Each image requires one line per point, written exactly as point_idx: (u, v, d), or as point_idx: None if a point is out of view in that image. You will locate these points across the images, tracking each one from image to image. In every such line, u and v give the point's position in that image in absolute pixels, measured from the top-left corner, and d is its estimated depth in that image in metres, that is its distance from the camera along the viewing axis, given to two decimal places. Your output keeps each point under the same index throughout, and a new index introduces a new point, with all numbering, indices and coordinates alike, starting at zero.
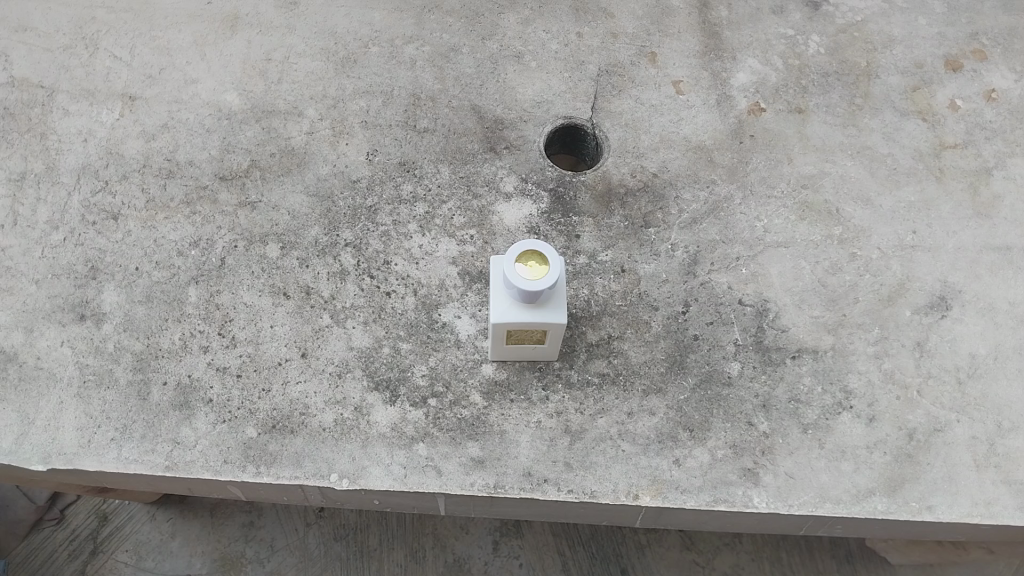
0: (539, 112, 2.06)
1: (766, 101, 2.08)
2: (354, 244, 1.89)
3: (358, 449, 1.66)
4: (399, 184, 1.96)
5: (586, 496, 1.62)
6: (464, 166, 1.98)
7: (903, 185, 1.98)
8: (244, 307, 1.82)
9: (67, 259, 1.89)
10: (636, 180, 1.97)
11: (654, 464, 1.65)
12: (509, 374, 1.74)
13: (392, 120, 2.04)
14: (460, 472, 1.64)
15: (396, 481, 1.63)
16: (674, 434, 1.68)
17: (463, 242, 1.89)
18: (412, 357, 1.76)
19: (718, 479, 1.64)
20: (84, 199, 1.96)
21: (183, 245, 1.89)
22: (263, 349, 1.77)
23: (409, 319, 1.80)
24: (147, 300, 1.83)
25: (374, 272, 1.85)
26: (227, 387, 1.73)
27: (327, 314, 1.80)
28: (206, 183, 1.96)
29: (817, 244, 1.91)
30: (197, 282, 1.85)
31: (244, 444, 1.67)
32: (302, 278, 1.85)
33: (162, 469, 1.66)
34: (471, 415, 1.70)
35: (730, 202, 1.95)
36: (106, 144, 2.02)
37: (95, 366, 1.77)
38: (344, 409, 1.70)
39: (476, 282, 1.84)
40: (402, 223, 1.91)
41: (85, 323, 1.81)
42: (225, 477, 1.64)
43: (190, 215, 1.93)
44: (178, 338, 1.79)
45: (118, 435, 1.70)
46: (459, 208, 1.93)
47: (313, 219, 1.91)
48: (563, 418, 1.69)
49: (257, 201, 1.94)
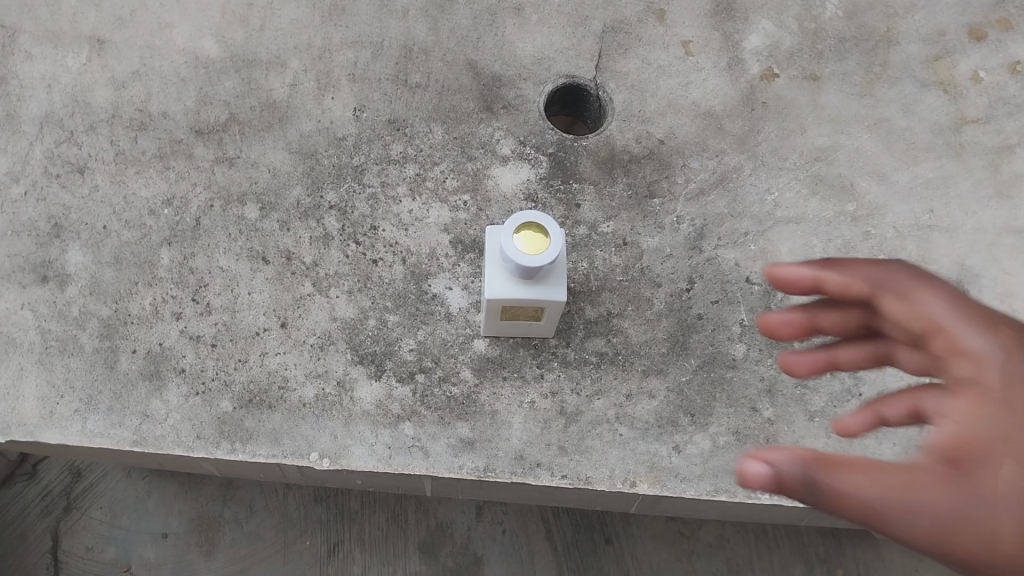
0: (539, 70, 1.99)
1: (779, 66, 2.01)
2: (339, 206, 1.82)
3: (341, 427, 1.63)
4: (389, 144, 1.89)
5: (581, 482, 1.59)
6: (458, 126, 1.92)
7: (921, 161, 1.93)
8: (220, 271, 1.76)
9: (29, 215, 1.82)
10: (641, 146, 1.92)
11: (653, 450, 1.63)
12: (502, 351, 1.70)
13: (383, 74, 1.96)
14: (449, 454, 1.61)
15: (381, 461, 1.60)
16: (674, 418, 1.66)
17: (456, 208, 1.83)
18: (400, 330, 1.71)
19: (719, 468, 1.62)
20: (47, 149, 1.88)
21: (156, 203, 1.83)
22: (241, 317, 1.72)
23: (397, 289, 1.75)
24: (116, 262, 1.77)
25: (360, 238, 1.79)
26: (201, 356, 1.69)
27: (309, 282, 1.75)
28: (181, 137, 1.89)
29: (830, 220, 1.87)
30: (170, 244, 1.79)
31: (218, 420, 1.64)
32: (282, 242, 1.79)
33: (129, 444, 1.63)
34: (462, 393, 1.66)
35: (740, 172, 1.90)
36: (72, 91, 1.93)
37: (58, 333, 1.72)
38: (326, 383, 1.66)
39: (470, 251, 1.79)
40: (391, 185, 1.85)
41: (47, 285, 1.76)
42: (197, 453, 1.61)
43: (163, 171, 1.86)
44: (149, 304, 1.73)
45: (82, 406, 1.66)
46: (452, 171, 1.87)
47: (297, 178, 1.85)
48: (558, 399, 1.66)
49: (235, 157, 1.87)
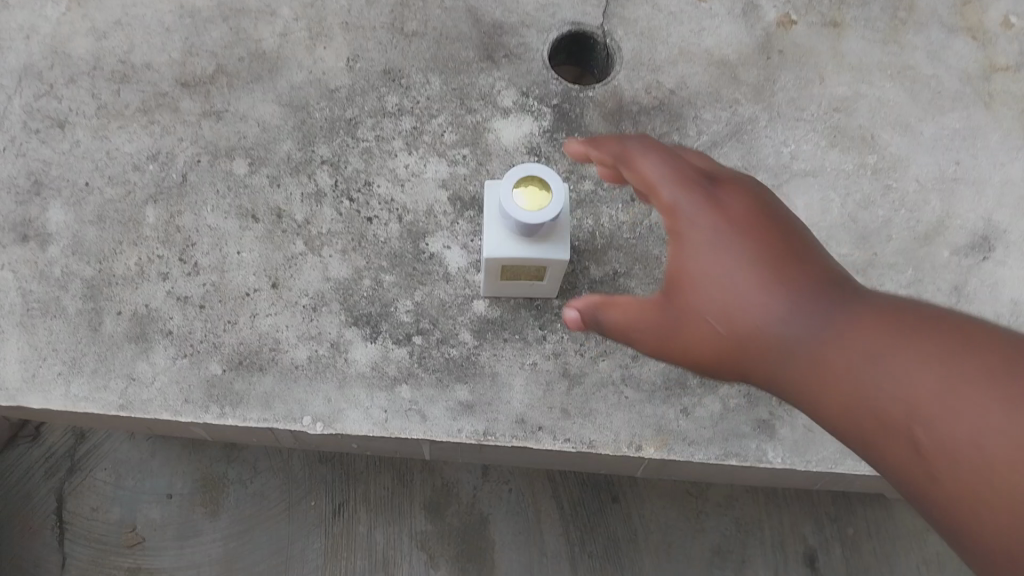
0: (544, 17, 1.92)
1: (798, 13, 1.95)
2: (331, 160, 1.79)
3: (335, 390, 1.61)
4: (384, 96, 1.84)
5: (584, 445, 1.57)
6: (456, 77, 1.86)
7: (948, 110, 1.87)
8: (208, 230, 1.73)
9: (7, 172, 1.79)
10: (651, 96, 1.86)
11: (659, 414, 1.60)
12: (503, 312, 1.67)
13: (378, 22, 1.91)
14: (447, 417, 1.59)
15: (377, 425, 1.58)
16: (683, 380, 1.63)
17: (454, 162, 1.79)
18: (396, 291, 1.68)
19: (729, 432, 1.60)
20: (25, 103, 1.85)
21: (141, 159, 1.79)
22: (229, 277, 1.69)
23: (393, 248, 1.72)
24: (99, 220, 1.75)
25: (353, 194, 1.76)
26: (189, 318, 1.66)
27: (301, 240, 1.72)
28: (166, 89, 1.85)
29: (849, 174, 1.81)
30: (156, 201, 1.76)
31: (206, 383, 1.61)
32: (273, 199, 1.76)
33: (115, 408, 1.60)
34: (461, 355, 1.63)
35: (756, 124, 1.84)
36: (51, 42, 1.90)
37: (40, 294, 1.69)
38: (320, 345, 1.64)
39: (469, 208, 1.75)
40: (386, 139, 1.81)
41: (28, 245, 1.73)
42: (186, 418, 1.59)
43: (147, 125, 1.82)
44: (134, 264, 1.71)
45: (66, 369, 1.64)
46: (451, 124, 1.82)
47: (287, 133, 1.81)
48: (561, 361, 1.63)
49: (223, 111, 1.83)
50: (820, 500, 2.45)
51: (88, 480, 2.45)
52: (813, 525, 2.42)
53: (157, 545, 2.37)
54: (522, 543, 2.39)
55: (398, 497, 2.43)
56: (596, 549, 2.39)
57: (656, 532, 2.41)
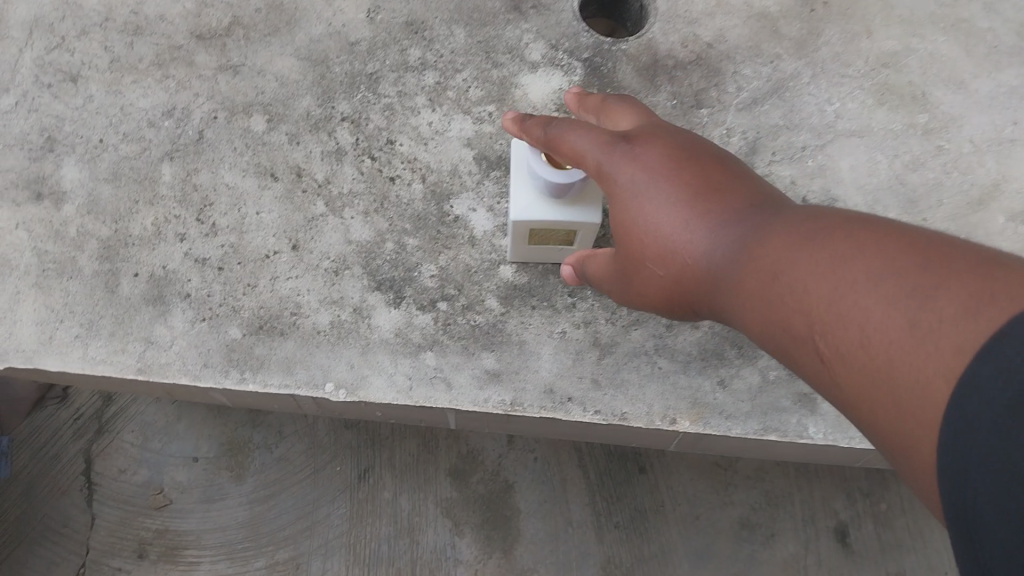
0: None
1: None
2: (351, 117, 1.76)
3: (357, 356, 1.59)
4: (406, 49, 1.81)
5: (616, 418, 1.54)
6: (482, 29, 1.82)
7: (1004, 67, 1.81)
8: (225, 188, 1.72)
9: (20, 128, 1.79)
10: (687, 50, 1.80)
11: (695, 386, 1.58)
12: (531, 278, 1.65)
13: None
14: (473, 386, 1.57)
15: (401, 393, 1.56)
16: (720, 351, 1.60)
17: (480, 119, 1.75)
18: (420, 255, 1.66)
19: (768, 405, 1.57)
20: (37, 56, 1.85)
21: (155, 115, 1.78)
22: (248, 239, 1.68)
23: (416, 211, 1.69)
24: (114, 178, 1.74)
25: (375, 153, 1.74)
26: (207, 281, 1.65)
27: (321, 201, 1.70)
28: (180, 42, 1.84)
29: (897, 133, 1.75)
30: (171, 158, 1.74)
31: (226, 347, 1.61)
32: (293, 158, 1.74)
33: (133, 371, 1.60)
34: (487, 322, 1.61)
35: (797, 80, 1.78)
36: None
37: (56, 254, 1.69)
38: (342, 310, 1.63)
39: (495, 168, 1.72)
40: (409, 95, 1.78)
41: (42, 203, 1.73)
42: (205, 382, 1.58)
43: (162, 79, 1.81)
44: (151, 224, 1.70)
45: (83, 331, 1.63)
46: (475, 79, 1.78)
47: (306, 88, 1.78)
48: (591, 329, 1.61)
49: (239, 65, 1.81)
50: (853, 474, 2.41)
51: (117, 441, 2.49)
52: (844, 499, 2.39)
53: (183, 507, 2.41)
54: (547, 512, 2.39)
55: (423, 463, 2.43)
56: (622, 519, 2.38)
57: (684, 505, 2.39)
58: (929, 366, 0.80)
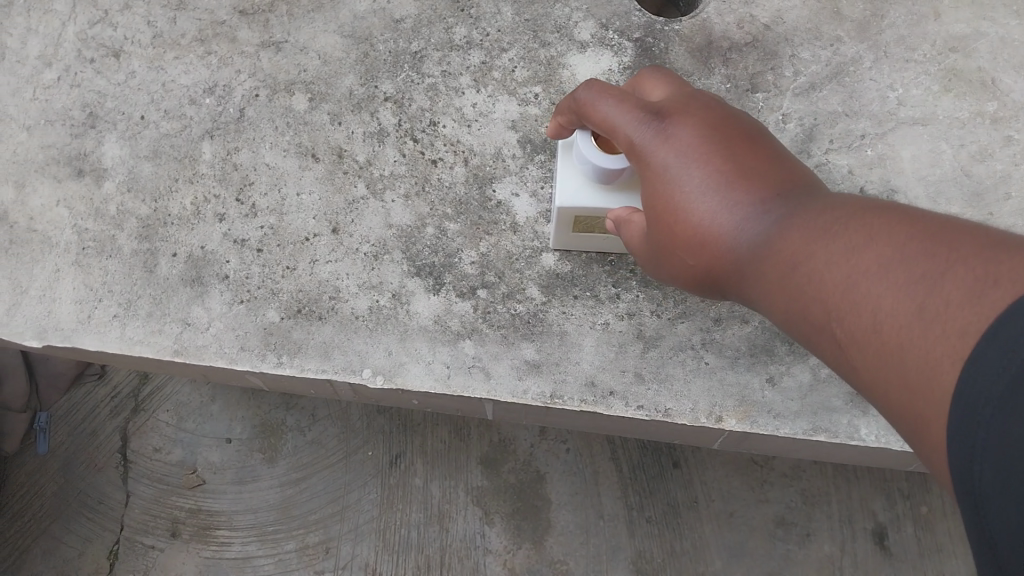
0: None
1: None
2: (394, 97, 1.75)
3: (396, 343, 1.58)
4: (451, 27, 1.79)
5: (659, 414, 1.52)
6: (530, 7, 1.79)
7: None
8: (265, 168, 1.72)
9: (62, 103, 1.81)
10: (743, 32, 1.75)
11: (744, 382, 1.54)
12: (573, 267, 1.62)
13: None
14: (513, 376, 1.55)
15: (439, 381, 1.55)
16: (770, 348, 1.56)
17: (526, 100, 1.73)
18: (461, 241, 1.64)
19: (818, 404, 1.53)
20: (79, 30, 1.86)
21: (196, 92, 1.78)
22: (288, 221, 1.68)
23: (458, 194, 1.68)
24: (154, 156, 1.75)
25: (418, 134, 1.72)
26: (246, 262, 1.66)
27: (362, 183, 1.69)
28: (222, 17, 1.83)
29: (965, 122, 1.69)
30: (211, 136, 1.75)
31: (263, 330, 1.61)
32: (334, 138, 1.73)
33: (170, 353, 1.61)
34: (527, 311, 1.59)
35: (859, 65, 1.73)
36: None
37: (95, 232, 1.71)
38: (381, 295, 1.62)
39: (539, 152, 1.69)
40: (453, 75, 1.76)
41: (83, 180, 1.74)
42: (242, 365, 1.59)
43: (203, 56, 1.81)
44: (190, 204, 1.70)
45: (121, 310, 1.65)
46: (522, 58, 1.75)
47: (349, 66, 1.77)
48: (635, 322, 1.58)
49: (282, 41, 1.80)
50: (893, 475, 2.35)
51: (153, 420, 2.52)
52: (883, 500, 2.33)
53: (216, 487, 2.44)
54: (579, 504, 2.37)
55: (455, 450, 2.43)
56: (655, 513, 2.36)
57: (718, 501, 2.36)
58: (936, 350, 0.83)
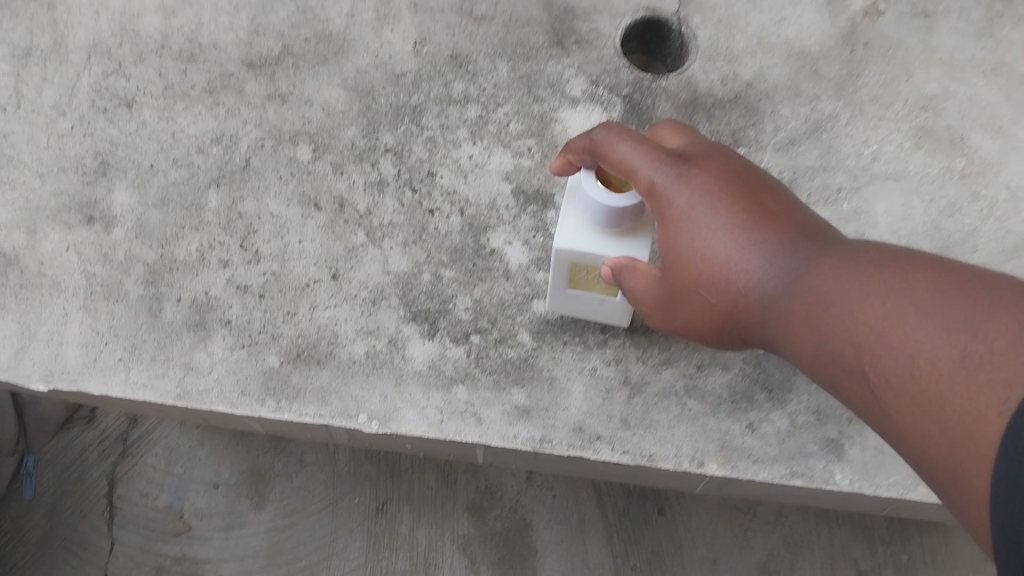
0: (620, 3, 1.89)
1: (885, 3, 1.89)
2: (394, 149, 1.78)
3: (391, 388, 1.60)
4: (450, 82, 1.83)
5: (644, 459, 1.54)
6: (524, 63, 1.84)
7: None
8: (269, 216, 1.74)
9: (75, 151, 1.82)
10: (727, 88, 1.81)
11: (724, 428, 1.57)
12: (563, 314, 1.65)
13: (446, 5, 1.90)
14: (503, 422, 1.57)
15: (431, 426, 1.57)
16: (750, 395, 1.60)
17: (519, 153, 1.77)
18: (455, 287, 1.67)
19: (796, 449, 1.56)
20: (94, 80, 1.88)
21: (204, 141, 1.81)
22: (289, 267, 1.70)
23: (453, 242, 1.71)
24: (162, 203, 1.76)
25: (416, 184, 1.75)
26: (248, 307, 1.67)
27: (362, 231, 1.72)
28: (231, 70, 1.87)
29: (935, 178, 1.75)
30: (219, 185, 1.77)
31: (264, 375, 1.62)
32: (335, 187, 1.76)
33: (173, 397, 1.61)
34: (518, 357, 1.62)
35: (836, 121, 1.78)
36: (120, 19, 1.93)
37: (104, 276, 1.72)
38: (377, 340, 1.64)
39: (531, 202, 1.73)
40: (451, 128, 1.79)
41: (92, 227, 1.76)
42: (242, 410, 1.59)
43: (212, 106, 1.84)
44: (195, 250, 1.72)
45: (126, 355, 1.65)
46: (516, 113, 1.80)
47: (351, 118, 1.81)
48: (622, 368, 1.61)
49: (288, 93, 1.84)
50: (874, 521, 2.39)
51: (141, 464, 2.51)
52: (864, 546, 2.36)
53: (204, 533, 2.43)
54: (564, 551, 2.38)
55: (442, 496, 2.44)
56: (640, 562, 2.38)
57: (701, 548, 2.38)
58: (977, 398, 0.88)
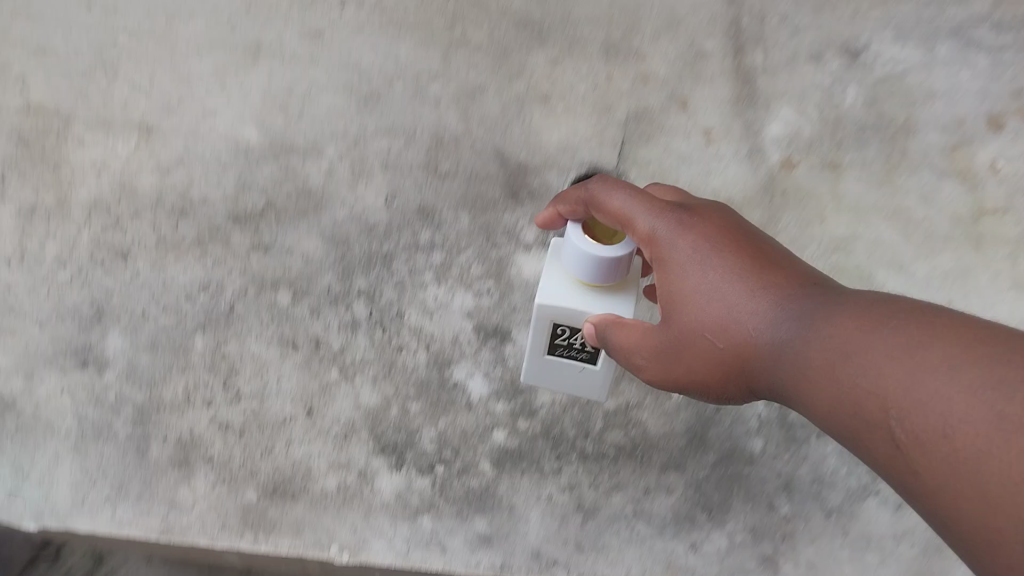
0: (563, 157, 2.05)
1: (800, 155, 2.09)
2: (367, 292, 1.85)
3: (360, 519, 1.63)
4: (418, 231, 1.93)
5: None
6: (482, 213, 1.97)
7: (939, 253, 1.96)
8: (251, 356, 1.77)
9: (72, 300, 1.83)
10: None
11: (670, 548, 1.62)
12: (521, 442, 1.71)
13: (414, 163, 2.03)
14: (466, 550, 1.61)
15: (398, 556, 1.60)
16: (692, 516, 1.65)
17: (480, 293, 1.87)
18: (421, 419, 1.73)
19: (735, 565, 1.62)
20: (94, 235, 1.91)
21: (193, 289, 1.85)
22: (268, 404, 1.73)
23: (420, 376, 1.77)
24: (152, 348, 1.78)
25: (386, 324, 1.82)
26: (229, 446, 1.69)
27: (336, 368, 1.77)
28: (219, 222, 1.93)
29: None
30: (204, 330, 1.80)
31: (243, 509, 1.64)
32: (313, 329, 1.81)
33: (157, 532, 1.62)
34: (479, 486, 1.66)
35: None
36: (121, 179, 1.98)
37: (94, 418, 1.71)
38: (348, 473, 1.67)
39: (491, 337, 1.82)
40: (418, 272, 1.88)
41: (86, 370, 1.76)
42: (223, 543, 1.61)
43: (202, 258, 1.88)
44: (181, 392, 1.73)
45: (113, 494, 1.65)
46: (477, 258, 1.91)
47: (328, 266, 1.88)
48: (576, 493, 1.66)
49: (271, 243, 1.91)
50: None
51: None
52: None
53: None
54: None
55: None
56: None
57: None
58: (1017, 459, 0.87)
